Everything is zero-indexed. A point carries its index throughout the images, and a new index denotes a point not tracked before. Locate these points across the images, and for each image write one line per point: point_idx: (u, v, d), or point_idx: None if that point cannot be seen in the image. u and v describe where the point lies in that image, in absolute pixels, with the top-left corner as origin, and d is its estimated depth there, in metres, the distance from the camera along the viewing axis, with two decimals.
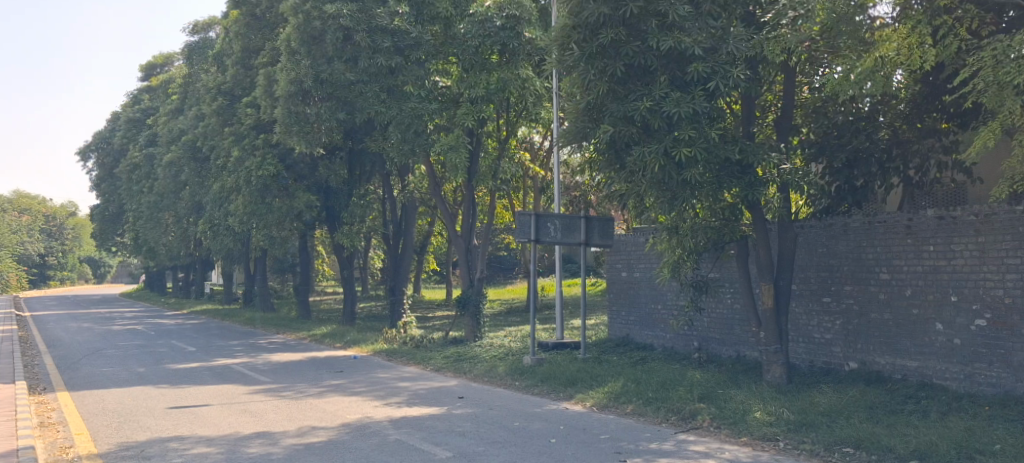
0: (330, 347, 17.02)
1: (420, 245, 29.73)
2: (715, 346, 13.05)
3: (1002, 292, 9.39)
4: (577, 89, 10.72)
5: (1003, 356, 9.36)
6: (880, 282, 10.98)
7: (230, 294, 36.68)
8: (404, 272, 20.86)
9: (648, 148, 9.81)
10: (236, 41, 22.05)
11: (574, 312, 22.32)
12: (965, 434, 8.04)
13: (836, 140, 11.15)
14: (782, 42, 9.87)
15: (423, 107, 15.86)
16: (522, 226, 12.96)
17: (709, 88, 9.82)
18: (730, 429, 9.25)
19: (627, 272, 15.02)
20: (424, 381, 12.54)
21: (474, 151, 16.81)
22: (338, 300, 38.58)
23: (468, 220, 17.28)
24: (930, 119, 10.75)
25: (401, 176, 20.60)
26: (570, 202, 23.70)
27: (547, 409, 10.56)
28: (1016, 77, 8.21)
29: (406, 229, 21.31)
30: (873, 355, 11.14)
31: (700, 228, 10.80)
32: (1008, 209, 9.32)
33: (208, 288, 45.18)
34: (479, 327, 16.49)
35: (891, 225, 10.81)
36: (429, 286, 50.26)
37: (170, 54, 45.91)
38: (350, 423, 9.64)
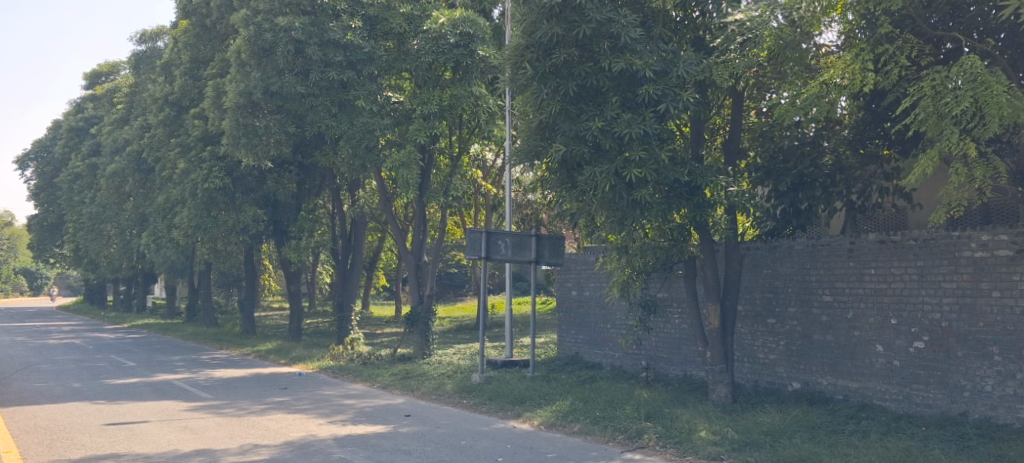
0: (274, 364, 16.74)
1: (370, 260, 29.46)
2: (663, 365, 13.09)
3: (939, 315, 9.73)
4: (530, 108, 10.78)
5: (940, 378, 9.68)
6: (824, 303, 11.21)
7: (174, 308, 35.89)
8: (353, 288, 20.59)
9: (600, 168, 9.89)
10: (184, 51, 21.84)
11: (524, 329, 22.32)
12: (902, 454, 8.27)
13: (781, 164, 11.28)
14: (730, 67, 10.23)
15: (375, 122, 15.85)
16: (472, 243, 12.88)
17: (660, 110, 9.95)
18: (676, 449, 9.32)
19: (578, 291, 15.06)
20: (371, 399, 12.34)
21: (426, 167, 16.84)
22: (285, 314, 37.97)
23: (419, 237, 17.20)
24: (872, 145, 10.75)
25: (351, 191, 20.32)
26: (521, 219, 23.74)
27: (494, 428, 10.50)
28: (954, 109, 8.62)
29: (356, 244, 20.94)
30: (815, 376, 11.33)
31: (649, 248, 10.92)
32: (945, 233, 9.71)
33: (149, 303, 44.17)
34: (427, 344, 16.36)
35: (834, 248, 11.10)
36: (378, 302, 49.91)
37: (114, 62, 44.97)
38: (293, 441, 9.51)
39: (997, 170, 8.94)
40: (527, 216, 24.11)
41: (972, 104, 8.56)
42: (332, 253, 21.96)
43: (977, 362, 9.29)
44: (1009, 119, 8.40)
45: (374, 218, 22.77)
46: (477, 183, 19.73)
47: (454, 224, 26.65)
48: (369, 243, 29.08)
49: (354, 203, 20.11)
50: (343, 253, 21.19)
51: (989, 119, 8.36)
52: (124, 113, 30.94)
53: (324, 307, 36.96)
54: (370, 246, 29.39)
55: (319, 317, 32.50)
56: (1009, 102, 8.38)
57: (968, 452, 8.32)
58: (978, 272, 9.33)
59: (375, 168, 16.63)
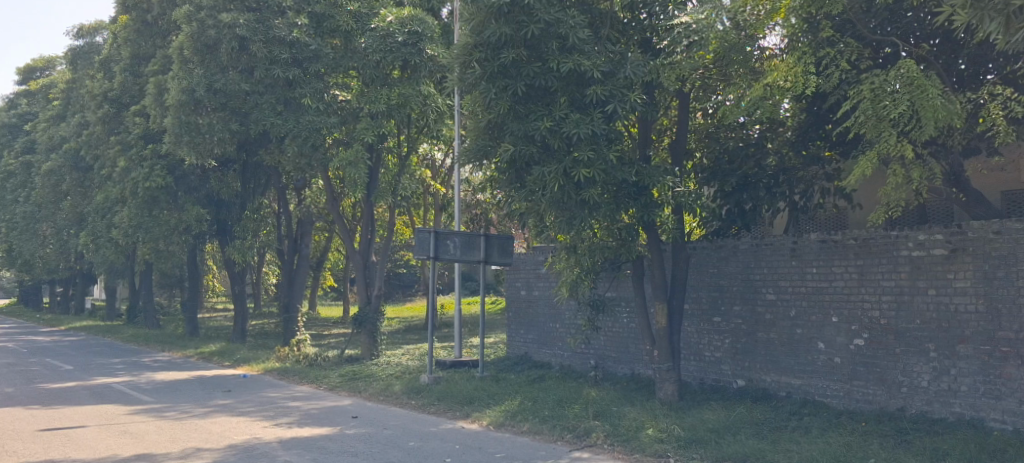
0: (218, 366, 16.43)
1: (317, 260, 29.09)
2: (611, 364, 13.18)
3: (878, 313, 10.00)
4: (478, 108, 10.74)
5: (879, 374, 9.95)
6: (767, 302, 11.41)
7: (114, 310, 34.99)
8: (300, 289, 20.29)
9: (549, 168, 9.92)
10: (124, 47, 21.32)
11: (473, 329, 22.28)
12: (843, 449, 8.48)
13: (727, 165, 11.47)
14: (676, 70, 10.30)
15: (321, 121, 15.60)
16: (421, 242, 12.86)
17: (608, 111, 10.02)
18: (623, 447, 9.40)
19: (527, 290, 15.09)
20: (317, 401, 12.17)
21: (373, 168, 16.66)
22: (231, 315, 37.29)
23: (367, 236, 17.05)
24: (815, 146, 10.90)
25: (298, 190, 20.03)
26: (471, 219, 23.69)
27: (442, 428, 10.46)
28: (893, 111, 8.84)
29: (303, 244, 20.65)
30: (759, 373, 11.53)
31: (598, 248, 11.00)
32: (884, 233, 9.98)
33: (88, 304, 42.96)
34: (375, 344, 16.22)
35: (777, 248, 11.30)
36: (326, 303, 49.35)
37: (50, 57, 43.75)
38: (237, 444, 9.35)
39: (932, 171, 9.23)
40: (477, 216, 24.08)
41: (909, 107, 8.80)
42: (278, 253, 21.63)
43: (914, 358, 9.60)
44: (944, 122, 8.63)
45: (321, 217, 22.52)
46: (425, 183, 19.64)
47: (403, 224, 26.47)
48: (316, 243, 28.73)
49: (300, 203, 19.83)
50: (288, 253, 20.87)
51: (926, 122, 8.60)
52: (61, 109, 30.11)
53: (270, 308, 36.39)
54: (316, 246, 29.04)
55: (264, 318, 31.98)
56: (943, 105, 8.62)
57: (905, 446, 8.56)
58: (915, 271, 9.61)
59: (321, 167, 16.42)
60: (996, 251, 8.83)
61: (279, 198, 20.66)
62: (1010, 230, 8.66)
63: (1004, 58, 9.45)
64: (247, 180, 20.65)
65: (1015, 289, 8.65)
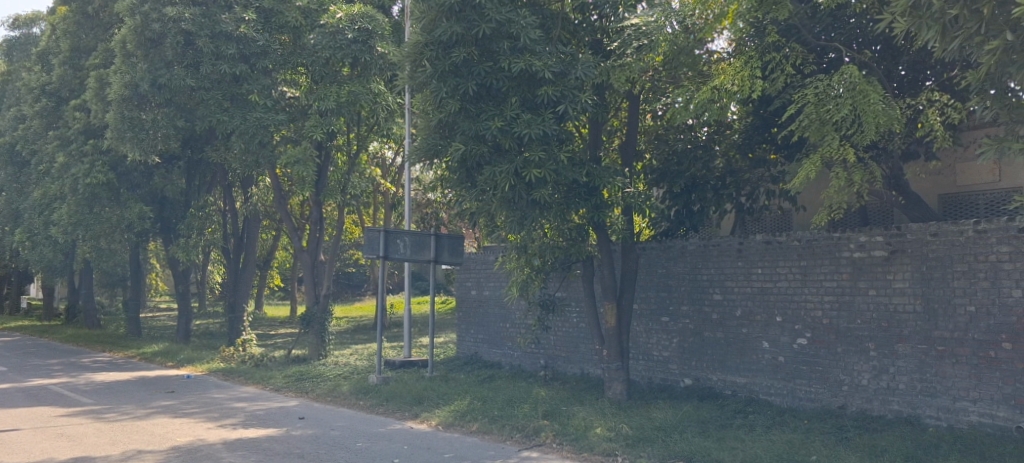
0: (160, 366, 16.11)
1: (264, 259, 28.65)
2: (561, 364, 13.23)
3: (821, 313, 10.23)
4: (429, 106, 10.69)
5: (821, 373, 10.19)
6: (714, 301, 11.57)
7: (51, 310, 33.97)
8: (245, 288, 19.90)
9: (500, 168, 9.92)
10: (63, 39, 20.74)
11: (423, 329, 22.17)
12: (786, 446, 8.66)
13: (676, 166, 11.60)
14: (627, 72, 10.37)
15: (269, 117, 15.38)
16: (370, 242, 12.72)
17: (559, 111, 10.08)
18: (572, 446, 9.46)
19: (477, 290, 15.08)
20: (262, 401, 11.99)
21: (322, 165, 16.53)
22: (175, 315, 36.51)
23: (315, 235, 16.86)
24: (760, 149, 11.09)
25: (244, 188, 19.63)
26: (422, 218, 23.60)
27: (391, 429, 10.39)
28: (836, 115, 9.06)
29: (249, 243, 20.29)
30: (706, 372, 11.69)
31: (548, 248, 11.01)
32: (826, 235, 10.21)
33: (22, 304, 41.61)
34: (323, 344, 16.04)
35: (724, 249, 11.47)
36: (273, 302, 48.64)
37: None
38: (180, 446, 9.18)
39: (873, 174, 9.47)
40: (428, 215, 23.98)
41: (851, 111, 9.02)
42: (224, 251, 21.24)
43: (855, 357, 9.86)
44: (884, 127, 8.88)
45: (268, 215, 22.23)
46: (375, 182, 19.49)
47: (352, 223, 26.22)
48: (264, 241, 28.32)
49: (247, 200, 19.51)
50: (233, 252, 20.51)
51: (867, 126, 8.82)
52: None
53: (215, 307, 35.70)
54: (263, 245, 28.59)
55: (209, 317, 31.35)
56: (884, 109, 8.85)
57: (845, 443, 8.77)
58: (857, 272, 9.87)
59: (269, 164, 16.18)
60: (933, 252, 9.13)
61: (224, 196, 20.35)
62: (946, 232, 8.97)
63: (941, 65, 9.75)
64: (192, 177, 20.63)
65: (951, 289, 8.95)
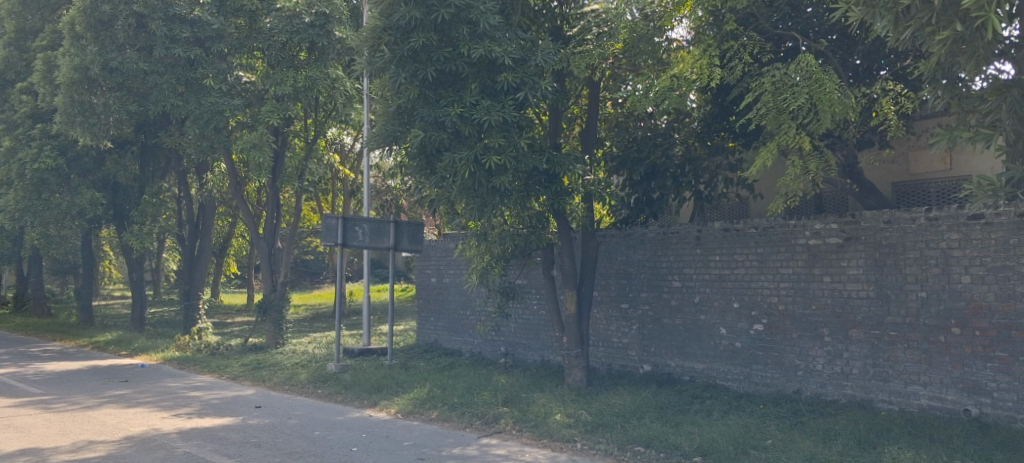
0: (113, 355, 15.83)
1: (220, 247, 28.22)
2: (521, 351, 13.25)
3: (776, 299, 10.36)
4: (387, 92, 10.64)
5: (776, 358, 10.33)
6: (673, 288, 11.66)
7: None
8: (202, 277, 19.61)
9: (459, 154, 9.88)
10: (8, 19, 20.19)
11: (383, 316, 22.09)
12: (742, 431, 8.76)
13: (635, 153, 11.61)
14: (587, 58, 10.48)
15: (224, 103, 15.09)
16: (329, 229, 12.67)
17: (519, 98, 10.04)
18: (531, 432, 9.50)
19: (437, 278, 15.01)
20: (218, 390, 11.84)
21: (279, 151, 16.28)
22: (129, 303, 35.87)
23: (272, 221, 16.68)
24: (719, 137, 11.21)
25: (200, 174, 19.26)
26: (381, 205, 23.48)
27: (349, 417, 10.33)
28: (792, 104, 9.17)
29: (205, 230, 19.99)
30: (665, 358, 11.78)
31: (507, 235, 10.94)
32: (782, 223, 10.32)
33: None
34: (281, 332, 15.91)
35: (683, 236, 11.54)
36: (230, 289, 48.07)
37: None
38: (133, 436, 9.03)
39: (828, 162, 9.58)
40: (388, 202, 23.86)
41: (807, 100, 9.13)
42: (179, 239, 20.89)
43: (809, 343, 10.01)
44: (839, 116, 8.99)
45: (225, 201, 21.89)
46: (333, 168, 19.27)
47: (311, 210, 25.94)
48: (220, 228, 27.93)
49: (202, 187, 19.19)
50: (188, 238, 20.03)
51: (823, 115, 8.92)
52: None
53: (171, 295, 35.14)
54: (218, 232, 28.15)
55: (165, 306, 30.86)
56: (840, 98, 8.96)
57: (800, 427, 8.91)
58: (812, 259, 10.00)
59: (224, 149, 15.92)
60: (886, 240, 9.27)
61: (179, 182, 20.01)
62: (899, 220, 9.13)
63: (895, 55, 9.90)
64: (146, 163, 20.24)
65: (902, 275, 9.12)
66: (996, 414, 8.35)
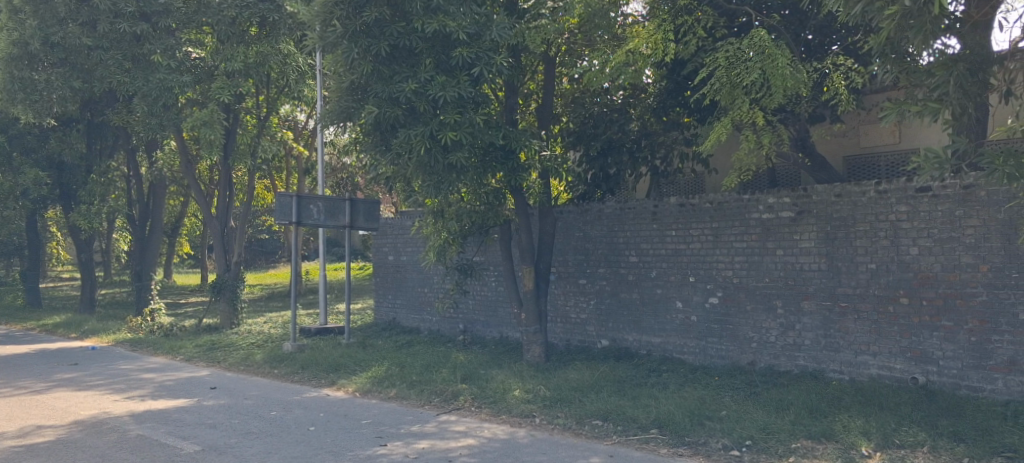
0: (62, 338, 15.51)
1: (172, 226, 27.70)
2: (480, 328, 13.27)
3: (731, 273, 10.48)
4: (340, 68, 10.46)
5: (731, 331, 10.48)
6: (630, 264, 11.73)
7: None
8: (154, 258, 19.26)
9: (415, 130, 9.80)
10: None
11: (340, 295, 21.97)
12: (697, 403, 8.88)
13: (592, 129, 11.69)
14: (542, 33, 10.44)
15: (173, 79, 14.70)
16: (282, 206, 12.50)
17: (474, 74, 9.95)
18: (490, 408, 9.52)
19: (394, 256, 14.93)
20: (172, 372, 11.67)
21: (230, 128, 15.93)
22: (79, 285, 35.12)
23: (224, 200, 16.42)
24: (674, 113, 11.17)
25: (149, 152, 18.85)
26: (336, 184, 23.29)
27: (306, 397, 10.26)
28: (745, 79, 9.23)
29: (156, 210, 19.61)
30: (622, 332, 11.88)
31: (464, 213, 11.03)
32: (737, 197, 10.42)
33: None
34: (236, 312, 15.75)
35: (639, 212, 11.60)
36: (183, 270, 47.34)
37: None
38: (84, 420, 8.87)
39: (780, 137, 9.72)
40: (343, 180, 23.68)
41: (760, 75, 9.18)
42: (129, 219, 20.47)
43: (763, 315, 10.15)
44: (791, 91, 9.08)
45: (177, 181, 21.48)
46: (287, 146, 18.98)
47: (265, 189, 25.56)
48: (171, 208, 27.43)
49: (152, 166, 18.79)
50: (139, 221, 19.79)
51: (776, 91, 9.02)
52: None
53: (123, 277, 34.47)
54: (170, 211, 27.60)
55: (116, 287, 30.28)
56: (792, 74, 9.04)
57: (754, 398, 9.05)
58: (765, 233, 10.11)
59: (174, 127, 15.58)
60: (837, 213, 9.42)
61: (128, 161, 19.57)
62: (850, 193, 9.28)
63: (845, 29, 10.03)
64: (93, 141, 19.73)
65: (853, 248, 9.27)
66: (943, 381, 8.56)
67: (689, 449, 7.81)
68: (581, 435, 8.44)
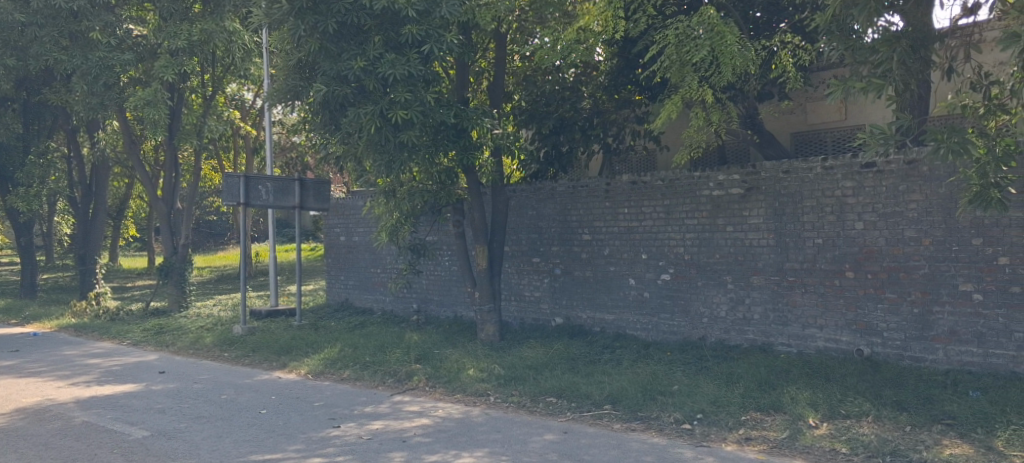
0: (3, 325, 15.10)
1: (116, 208, 27.03)
2: (433, 307, 13.24)
3: (683, 250, 10.57)
4: (287, 46, 10.30)
5: (682, 306, 10.59)
6: (583, 242, 11.78)
7: None
8: (99, 241, 18.82)
9: (364, 109, 9.67)
10: None
11: (291, 277, 21.73)
12: (649, 378, 8.98)
13: (544, 107, 11.59)
14: (492, 10, 10.32)
15: (113, 57, 14.38)
16: (229, 188, 12.21)
17: (423, 52, 9.82)
18: (445, 388, 9.50)
19: (346, 236, 14.79)
20: (118, 357, 11.45)
21: (174, 108, 15.63)
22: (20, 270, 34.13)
23: (170, 182, 16.10)
24: (626, 90, 11.36)
25: (90, 133, 18.34)
26: (286, 163, 22.96)
27: (257, 380, 10.14)
28: (695, 56, 9.20)
29: (100, 192, 19.13)
30: (575, 310, 11.94)
31: (416, 192, 10.88)
32: (688, 175, 10.48)
33: None
34: (185, 295, 15.51)
35: (592, 190, 11.63)
36: (128, 253, 46.34)
37: None
38: (26, 408, 8.65)
39: (729, 115, 9.81)
40: (292, 159, 23.36)
41: (709, 53, 9.22)
42: (72, 202, 19.95)
43: (713, 290, 10.28)
44: (740, 69, 9.16)
45: (121, 162, 20.96)
46: (234, 125, 18.62)
47: (212, 169, 25.07)
48: (115, 190, 26.78)
49: (94, 146, 18.29)
50: (82, 202, 19.15)
51: (724, 68, 9.10)
52: None
53: (65, 261, 33.59)
54: (114, 193, 26.94)
55: (60, 272, 29.52)
56: (739, 51, 9.12)
57: (705, 373, 9.17)
58: (715, 210, 10.21)
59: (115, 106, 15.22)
60: (785, 189, 9.55)
61: (69, 142, 19.02)
62: (797, 169, 9.40)
63: (793, 7, 10.11)
64: (31, 121, 19.17)
65: (801, 224, 9.41)
66: (886, 352, 8.76)
67: (642, 424, 7.89)
68: (535, 413, 8.47)
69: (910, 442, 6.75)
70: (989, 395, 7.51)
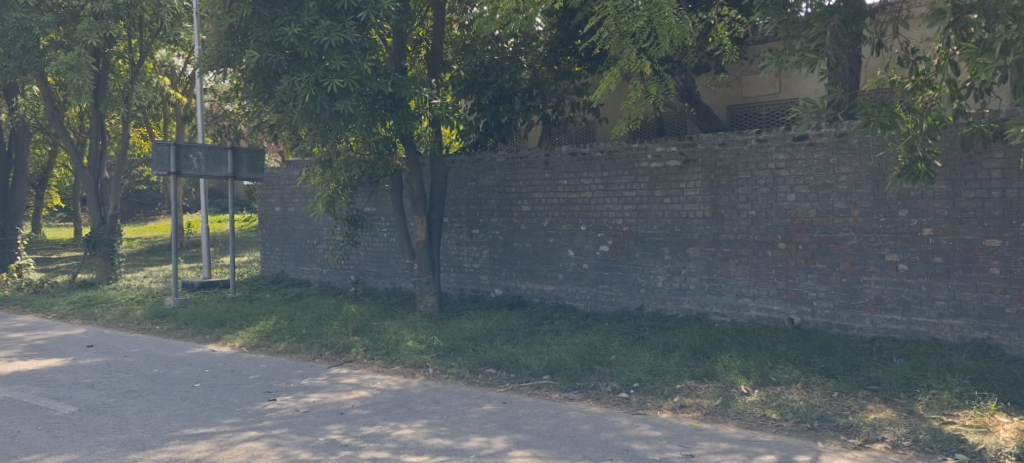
0: None
1: (39, 177, 26.01)
2: (372, 279, 13.13)
3: (621, 221, 10.65)
4: (218, 11, 9.98)
5: (620, 277, 10.70)
6: (522, 213, 11.79)
7: None
8: (23, 212, 18.14)
9: (299, 77, 9.42)
10: None
11: (225, 248, 21.30)
12: (588, 348, 9.06)
13: (483, 77, 11.48)
14: None
15: (33, 19, 13.82)
16: (160, 156, 11.83)
17: (359, 19, 9.61)
18: (383, 360, 9.43)
19: (281, 207, 14.53)
20: (42, 331, 11.08)
21: (99, 73, 14.95)
22: None
23: (96, 150, 15.58)
24: (565, 61, 11.44)
25: (11, 99, 17.55)
26: (218, 132, 22.39)
27: (190, 353, 9.93)
28: (634, 28, 9.18)
29: (22, 161, 18.38)
30: (515, 281, 11.97)
31: (354, 163, 10.65)
32: (626, 146, 10.54)
33: None
34: (113, 267, 15.16)
35: (531, 161, 11.62)
36: (52, 223, 44.76)
37: None
38: None
39: (667, 87, 9.88)
40: (225, 128, 22.78)
41: (647, 23, 9.19)
42: None
43: (650, 261, 10.40)
44: (678, 40, 9.15)
45: (45, 130, 20.15)
46: (163, 92, 18.05)
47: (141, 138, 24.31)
48: (37, 158, 25.78)
49: (14, 113, 17.52)
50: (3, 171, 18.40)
51: (663, 39, 9.10)
52: None
53: None
54: (37, 162, 25.92)
55: None
56: (677, 23, 9.11)
57: (641, 342, 9.30)
58: (653, 182, 10.30)
59: (36, 71, 14.59)
60: (721, 162, 9.67)
61: None
62: (732, 141, 9.54)
63: None
64: None
65: (735, 196, 9.57)
66: (816, 321, 9.01)
67: (579, 393, 7.97)
68: (474, 384, 8.48)
69: (838, 407, 6.95)
70: (912, 361, 7.78)
